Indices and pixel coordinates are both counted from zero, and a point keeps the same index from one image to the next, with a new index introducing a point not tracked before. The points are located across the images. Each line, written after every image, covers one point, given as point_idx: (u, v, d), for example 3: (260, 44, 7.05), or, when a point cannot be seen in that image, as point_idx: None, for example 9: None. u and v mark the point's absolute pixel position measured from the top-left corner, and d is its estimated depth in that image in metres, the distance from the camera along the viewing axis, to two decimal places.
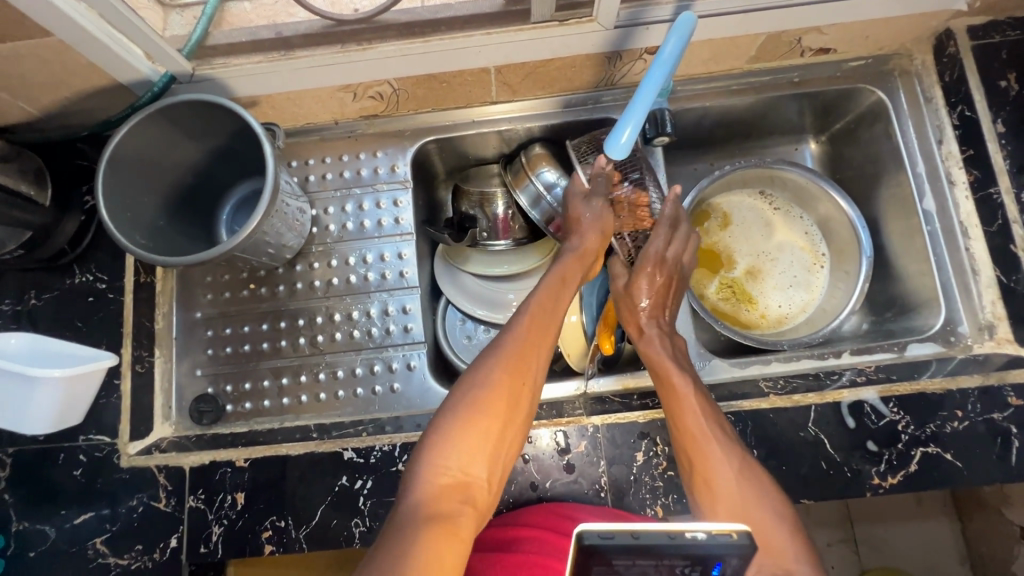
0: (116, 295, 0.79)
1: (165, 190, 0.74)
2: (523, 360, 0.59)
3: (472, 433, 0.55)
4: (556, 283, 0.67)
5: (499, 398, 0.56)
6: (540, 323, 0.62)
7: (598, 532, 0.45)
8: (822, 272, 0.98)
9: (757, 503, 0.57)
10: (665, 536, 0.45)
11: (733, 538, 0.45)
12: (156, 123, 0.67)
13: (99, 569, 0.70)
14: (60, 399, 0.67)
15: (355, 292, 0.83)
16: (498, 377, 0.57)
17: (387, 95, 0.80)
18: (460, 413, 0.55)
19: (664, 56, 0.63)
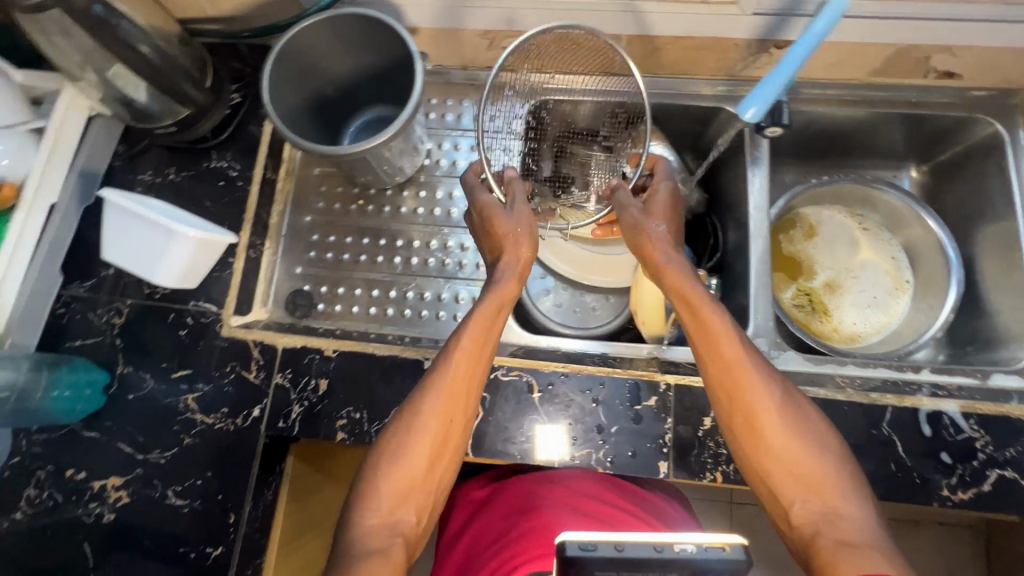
0: (245, 183, 0.85)
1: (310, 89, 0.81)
2: (450, 406, 0.63)
3: (401, 476, 0.61)
4: (490, 310, 0.67)
5: (427, 438, 0.62)
6: (467, 366, 0.65)
7: (580, 543, 0.45)
8: (903, 298, 0.98)
9: (813, 447, 0.59)
10: (652, 547, 0.44)
11: (726, 552, 0.44)
12: (328, 26, 0.74)
13: (185, 422, 0.75)
14: (188, 258, 0.73)
15: (453, 226, 0.88)
16: (424, 421, 0.63)
17: (519, 48, 0.86)
18: (392, 455, 0.62)
19: (814, 32, 0.62)
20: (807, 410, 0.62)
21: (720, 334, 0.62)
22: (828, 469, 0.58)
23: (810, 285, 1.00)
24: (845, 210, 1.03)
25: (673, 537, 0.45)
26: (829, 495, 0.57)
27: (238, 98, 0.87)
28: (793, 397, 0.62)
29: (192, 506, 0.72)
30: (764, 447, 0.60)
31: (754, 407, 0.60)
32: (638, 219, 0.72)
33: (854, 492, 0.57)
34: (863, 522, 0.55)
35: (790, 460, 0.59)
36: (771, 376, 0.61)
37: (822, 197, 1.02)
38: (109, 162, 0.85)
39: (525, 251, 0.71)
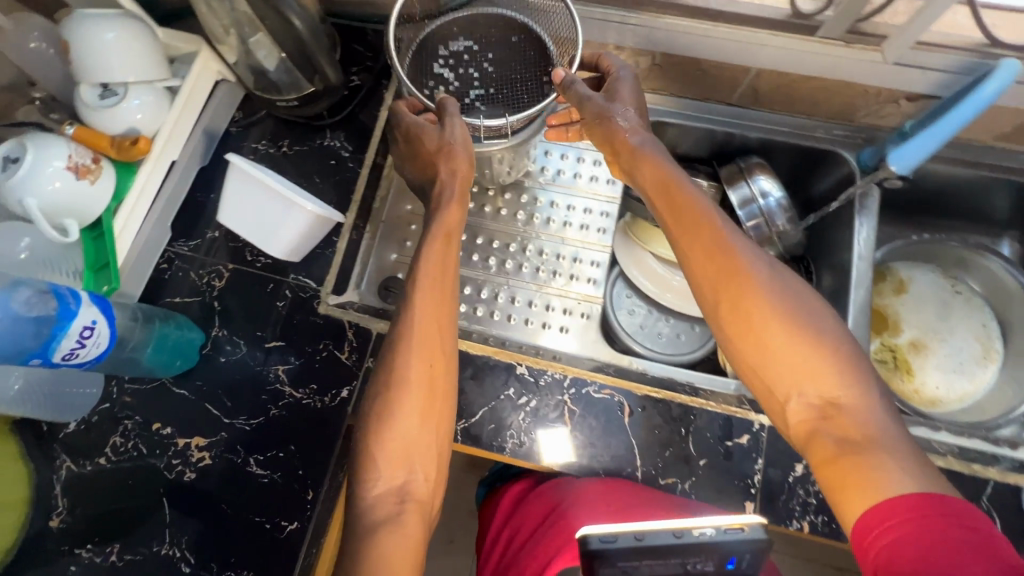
0: (355, 165, 0.86)
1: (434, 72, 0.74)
2: (427, 347, 0.64)
3: (394, 427, 0.62)
4: (439, 242, 0.68)
5: (417, 386, 0.63)
6: (433, 313, 0.65)
7: (601, 537, 0.58)
8: (991, 367, 0.95)
9: (818, 331, 0.55)
10: (672, 533, 0.58)
11: (744, 533, 0.58)
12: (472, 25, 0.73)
13: (273, 393, 0.75)
14: (302, 231, 0.74)
15: (550, 234, 0.88)
16: (405, 375, 0.63)
17: (641, 67, 0.86)
18: (379, 406, 0.63)
19: (981, 96, 0.68)
20: (796, 293, 0.58)
21: (701, 239, 0.62)
22: (826, 353, 0.54)
23: (894, 342, 0.98)
24: (939, 271, 1.01)
25: (693, 524, 0.59)
26: (829, 383, 0.53)
27: (358, 81, 0.88)
28: (784, 290, 0.58)
29: (272, 477, 0.72)
30: (761, 349, 0.57)
31: (753, 313, 0.57)
32: (606, 109, 0.70)
33: (848, 373, 0.54)
34: (872, 415, 0.52)
35: (791, 354, 0.55)
36: (760, 265, 0.60)
37: (916, 255, 1.01)
38: (226, 127, 0.87)
39: (462, 167, 0.69)
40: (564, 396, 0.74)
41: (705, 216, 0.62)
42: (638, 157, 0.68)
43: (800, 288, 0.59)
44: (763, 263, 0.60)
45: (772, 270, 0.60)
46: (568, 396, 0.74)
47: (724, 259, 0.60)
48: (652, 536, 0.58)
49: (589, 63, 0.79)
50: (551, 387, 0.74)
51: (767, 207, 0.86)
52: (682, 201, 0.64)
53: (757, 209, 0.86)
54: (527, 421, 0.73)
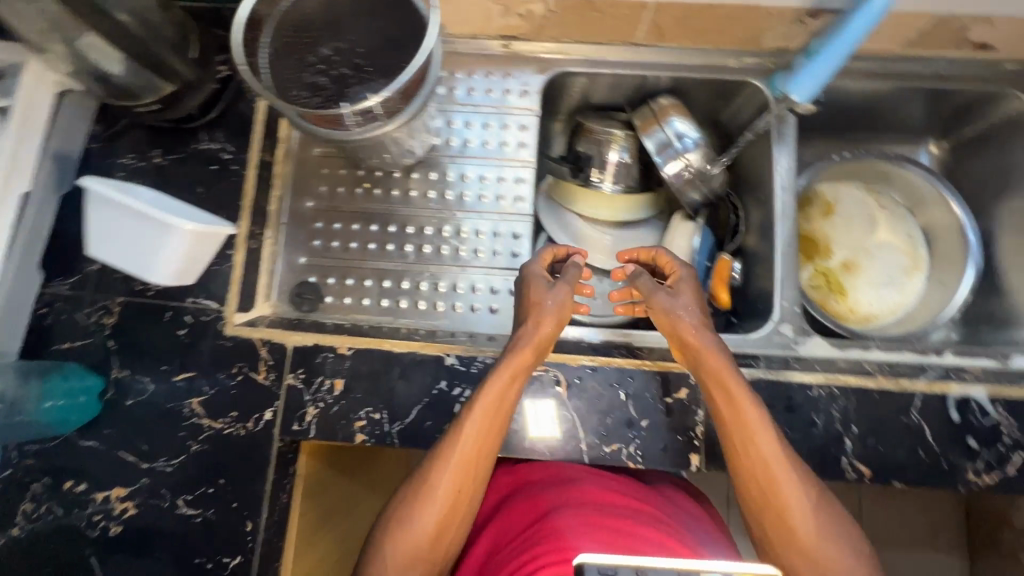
0: (239, 167, 0.78)
1: (299, 54, 0.66)
2: (461, 478, 0.63)
3: (402, 563, 0.61)
4: (505, 379, 0.64)
5: (434, 525, 0.62)
6: (478, 438, 0.63)
7: (600, 566, 0.43)
8: (918, 277, 0.97)
9: (814, 527, 0.59)
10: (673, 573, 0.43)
11: None
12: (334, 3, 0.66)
13: (191, 428, 0.70)
14: (184, 252, 0.67)
15: (466, 211, 0.83)
16: (437, 489, 0.62)
17: (536, 15, 0.79)
18: (393, 540, 0.61)
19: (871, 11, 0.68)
20: (829, 511, 0.61)
21: (739, 405, 0.62)
22: (841, 537, 0.59)
23: (827, 266, 0.98)
24: (863, 187, 1.01)
25: (700, 565, 0.44)
26: (817, 563, 0.58)
27: (226, 71, 0.79)
28: (806, 470, 0.62)
29: (206, 515, 0.68)
30: (774, 501, 0.60)
31: (769, 466, 0.61)
32: (644, 279, 0.71)
33: (835, 538, 0.59)
34: None
35: (796, 525, 0.59)
36: (787, 453, 0.62)
37: (841, 174, 1.00)
38: (85, 145, 0.77)
39: (548, 329, 0.66)
40: None
41: (717, 352, 0.64)
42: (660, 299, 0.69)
43: (822, 490, 0.62)
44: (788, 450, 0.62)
45: (791, 466, 0.61)
46: None
47: (764, 427, 0.61)
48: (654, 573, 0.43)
49: (644, 260, 0.76)
50: (484, 373, 0.71)
51: (685, 149, 0.83)
52: (698, 340, 0.65)
53: (675, 153, 0.83)
54: None
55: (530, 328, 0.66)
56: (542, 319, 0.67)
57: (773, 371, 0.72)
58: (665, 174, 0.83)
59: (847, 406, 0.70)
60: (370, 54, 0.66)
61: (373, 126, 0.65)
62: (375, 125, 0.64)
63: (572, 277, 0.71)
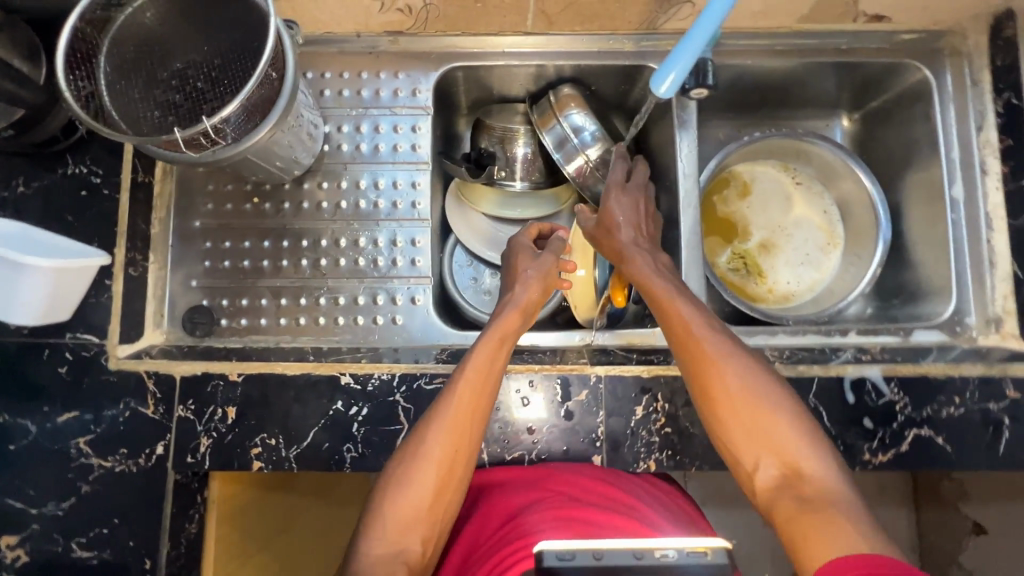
0: (111, 191, 0.73)
1: (148, 71, 0.61)
2: (457, 431, 0.61)
3: (401, 516, 0.58)
4: (493, 344, 0.66)
5: (432, 483, 0.59)
6: (472, 395, 0.62)
7: (558, 552, 0.43)
8: (834, 253, 0.97)
9: (793, 446, 0.56)
10: (631, 555, 0.42)
11: (709, 558, 0.42)
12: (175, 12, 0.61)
13: (81, 469, 0.68)
14: (48, 289, 0.63)
15: (363, 219, 0.80)
16: (430, 448, 0.60)
17: (416, 9, 0.75)
18: (387, 498, 0.59)
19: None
20: (806, 437, 0.57)
21: (691, 325, 0.64)
22: (816, 461, 0.55)
23: (745, 248, 0.97)
24: (779, 165, 1.00)
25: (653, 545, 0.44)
26: (793, 456, 0.56)
27: None
28: (775, 396, 0.59)
29: (102, 556, 0.67)
30: (742, 422, 0.58)
31: (725, 387, 0.60)
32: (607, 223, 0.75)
33: (812, 445, 0.56)
34: (850, 513, 0.50)
35: (769, 451, 0.57)
36: (752, 373, 0.61)
37: (756, 153, 0.98)
38: None
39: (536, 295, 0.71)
40: (396, 397, 0.70)
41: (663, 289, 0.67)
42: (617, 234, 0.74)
43: (804, 423, 0.58)
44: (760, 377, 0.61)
45: (763, 389, 0.60)
46: (400, 396, 0.69)
47: (715, 345, 0.62)
48: (613, 556, 0.43)
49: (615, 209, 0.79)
50: (380, 391, 0.69)
51: (582, 143, 0.80)
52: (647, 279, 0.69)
53: (574, 148, 0.80)
54: (362, 431, 0.69)
55: (519, 291, 0.71)
56: (530, 285, 0.72)
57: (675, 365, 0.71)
58: (567, 170, 0.81)
59: None
60: (225, 67, 0.62)
61: (222, 147, 0.61)
62: (223, 147, 0.61)
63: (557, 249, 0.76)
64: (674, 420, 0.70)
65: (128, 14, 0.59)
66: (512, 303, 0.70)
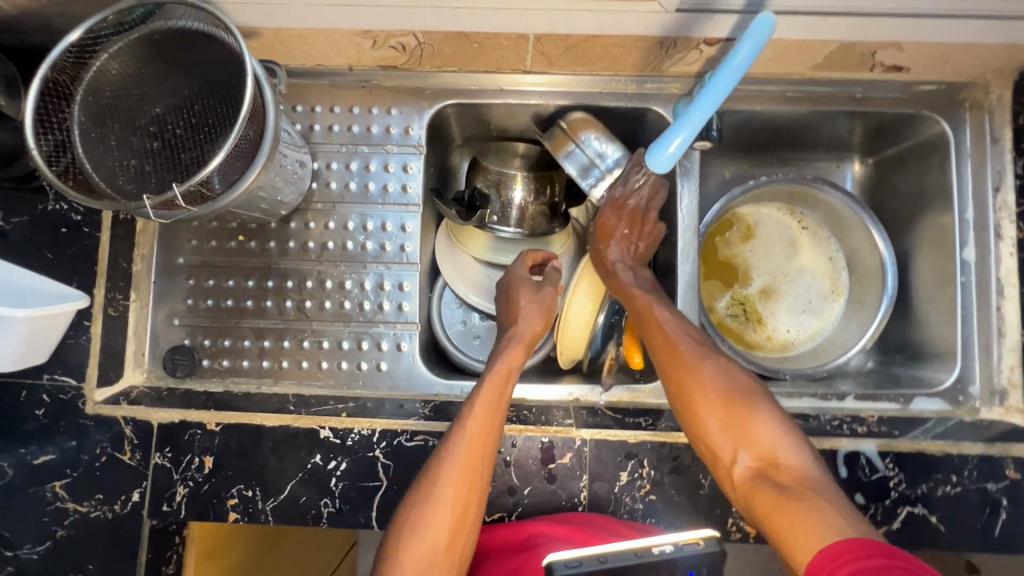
0: (92, 229, 0.71)
1: (124, 118, 0.59)
2: (468, 472, 0.59)
3: (419, 556, 0.57)
4: (499, 379, 0.65)
5: (445, 520, 0.58)
6: (483, 431, 0.61)
7: (565, 561, 0.52)
8: (838, 302, 0.94)
9: (770, 437, 0.60)
10: (632, 554, 0.53)
11: (700, 546, 0.54)
12: (151, 60, 0.59)
13: (56, 513, 0.67)
14: (22, 338, 0.62)
15: (350, 261, 0.78)
16: (441, 492, 0.59)
17: (410, 48, 0.72)
18: (402, 536, 0.58)
19: (734, 66, 0.56)
20: (780, 422, 0.61)
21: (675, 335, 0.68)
22: (788, 443, 0.59)
23: (745, 293, 0.94)
24: (785, 208, 0.96)
25: (650, 542, 0.54)
26: (772, 450, 0.59)
27: None
28: (750, 391, 0.63)
29: None
30: (723, 423, 0.62)
31: (705, 391, 0.64)
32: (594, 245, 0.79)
33: (790, 437, 0.60)
34: (824, 490, 0.54)
35: (748, 446, 0.60)
36: (726, 372, 0.65)
37: (762, 196, 0.95)
38: None
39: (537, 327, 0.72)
40: (376, 452, 0.68)
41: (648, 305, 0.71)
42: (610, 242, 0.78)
43: (776, 411, 0.62)
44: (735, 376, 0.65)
45: (739, 387, 0.64)
46: (380, 452, 0.68)
47: (695, 351, 0.67)
48: (615, 556, 0.53)
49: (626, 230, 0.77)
50: (359, 446, 0.68)
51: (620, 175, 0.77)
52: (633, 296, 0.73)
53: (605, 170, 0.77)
54: (340, 486, 0.67)
55: (521, 325, 0.71)
56: (532, 318, 0.73)
57: (662, 431, 0.69)
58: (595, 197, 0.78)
59: None
60: (206, 113, 0.60)
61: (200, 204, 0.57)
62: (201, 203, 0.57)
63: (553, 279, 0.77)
64: (659, 487, 0.68)
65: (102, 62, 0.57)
66: (516, 337, 0.71)
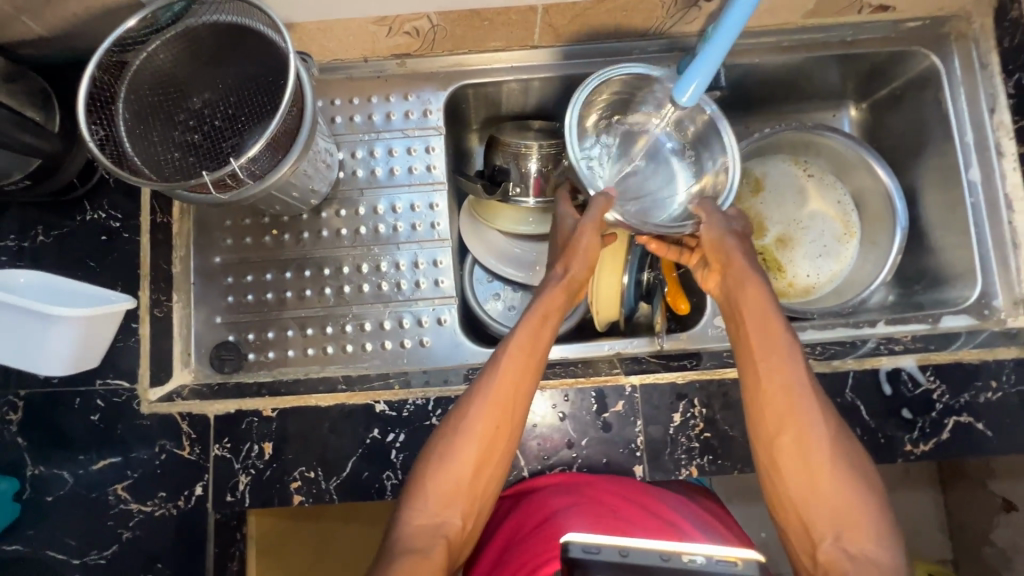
0: (131, 234, 0.73)
1: (165, 113, 0.61)
2: (500, 406, 0.62)
3: (448, 483, 0.60)
4: (536, 321, 0.66)
5: (475, 450, 0.61)
6: (516, 372, 0.63)
7: (584, 545, 0.41)
8: (852, 242, 0.97)
9: (857, 490, 0.58)
10: (658, 555, 0.40)
11: (738, 567, 0.40)
12: (187, 56, 0.61)
13: (120, 516, 0.67)
14: (77, 339, 0.63)
15: (383, 243, 0.80)
16: (475, 423, 0.62)
17: (424, 32, 0.75)
18: (434, 462, 0.62)
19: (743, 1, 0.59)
20: (872, 490, 0.59)
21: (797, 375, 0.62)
22: (869, 511, 0.58)
23: (763, 244, 0.97)
24: (790, 158, 0.99)
25: (681, 547, 0.41)
26: (862, 536, 0.57)
27: None
28: (850, 448, 0.61)
29: None
30: (813, 473, 0.60)
31: (805, 433, 0.61)
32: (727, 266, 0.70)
33: (886, 533, 0.57)
34: (889, 564, 0.55)
35: (832, 496, 0.59)
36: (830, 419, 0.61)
37: (767, 149, 0.98)
38: None
39: (580, 270, 0.70)
40: (433, 421, 0.69)
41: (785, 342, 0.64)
42: (742, 273, 0.69)
43: (873, 475, 0.60)
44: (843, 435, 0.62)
45: (841, 441, 0.61)
46: (436, 419, 0.69)
47: (811, 397, 0.62)
48: (639, 553, 0.40)
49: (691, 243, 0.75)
50: (416, 416, 0.69)
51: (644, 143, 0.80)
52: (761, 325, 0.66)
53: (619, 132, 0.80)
54: (401, 458, 0.68)
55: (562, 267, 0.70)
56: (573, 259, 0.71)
57: (709, 369, 0.71)
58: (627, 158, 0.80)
59: None
60: (241, 103, 0.62)
61: (246, 187, 0.60)
62: (248, 187, 0.60)
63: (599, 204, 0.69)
64: (713, 424, 0.70)
65: (141, 58, 0.59)
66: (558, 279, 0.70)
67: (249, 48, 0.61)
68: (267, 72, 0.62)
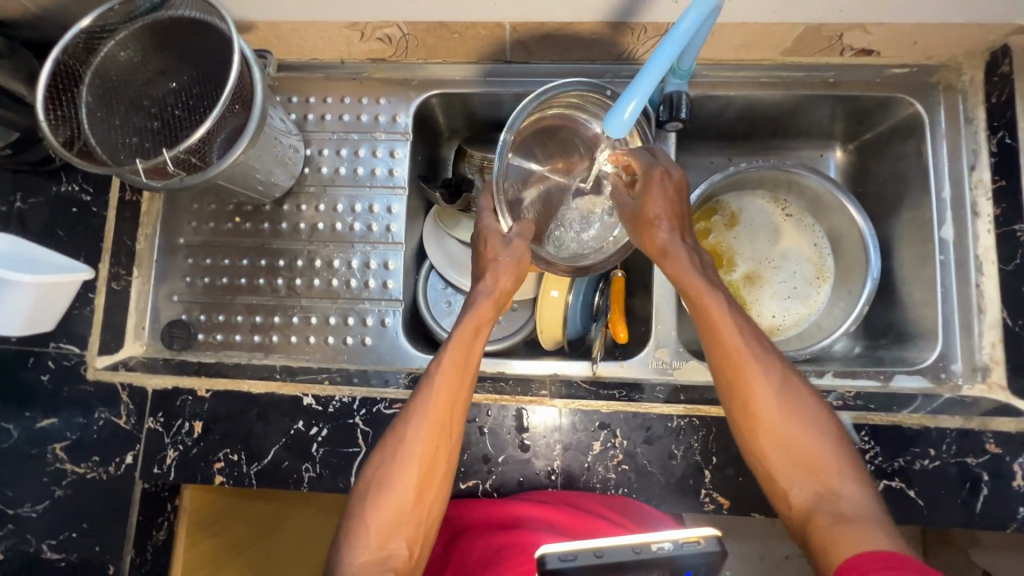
0: (100, 209, 0.77)
1: (130, 99, 0.65)
2: (438, 427, 0.61)
3: (388, 510, 0.59)
4: (469, 334, 0.65)
5: (413, 473, 0.60)
6: (450, 389, 0.63)
7: (561, 554, 0.47)
8: (824, 287, 0.94)
9: (811, 433, 0.58)
10: (631, 550, 0.47)
11: (702, 546, 0.48)
12: (154, 47, 0.64)
13: (56, 474, 0.71)
14: (32, 303, 0.67)
15: (339, 240, 0.82)
16: (412, 447, 0.60)
17: (395, 39, 0.76)
18: (372, 489, 0.60)
19: (681, 29, 0.57)
20: (826, 426, 0.58)
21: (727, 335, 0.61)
22: (826, 449, 0.57)
23: (729, 279, 0.95)
24: (768, 195, 0.97)
25: (650, 538, 0.48)
26: (827, 476, 0.56)
27: None
28: (801, 389, 0.60)
29: (70, 559, 0.70)
30: (763, 430, 0.59)
31: (751, 398, 0.59)
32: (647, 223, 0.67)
33: (847, 469, 0.56)
34: (861, 501, 0.54)
35: (792, 444, 0.58)
36: (774, 371, 0.60)
37: (745, 183, 0.96)
38: None
39: (507, 281, 0.69)
40: (355, 420, 0.70)
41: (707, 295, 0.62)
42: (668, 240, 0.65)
43: (822, 413, 0.59)
44: (784, 373, 0.60)
45: (790, 381, 0.60)
46: (359, 419, 0.70)
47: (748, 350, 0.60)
48: (613, 552, 0.48)
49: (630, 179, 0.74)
50: (340, 414, 0.70)
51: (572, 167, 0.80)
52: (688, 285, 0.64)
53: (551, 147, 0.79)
54: (321, 452, 0.70)
55: (492, 281, 0.69)
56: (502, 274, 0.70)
57: (637, 401, 0.70)
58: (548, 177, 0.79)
59: (707, 438, 0.69)
60: (200, 96, 0.65)
61: (187, 175, 0.62)
62: (190, 175, 0.62)
63: (526, 231, 0.71)
64: (632, 457, 0.69)
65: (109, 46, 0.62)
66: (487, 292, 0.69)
67: (210, 45, 0.64)
68: (223, 68, 0.64)
